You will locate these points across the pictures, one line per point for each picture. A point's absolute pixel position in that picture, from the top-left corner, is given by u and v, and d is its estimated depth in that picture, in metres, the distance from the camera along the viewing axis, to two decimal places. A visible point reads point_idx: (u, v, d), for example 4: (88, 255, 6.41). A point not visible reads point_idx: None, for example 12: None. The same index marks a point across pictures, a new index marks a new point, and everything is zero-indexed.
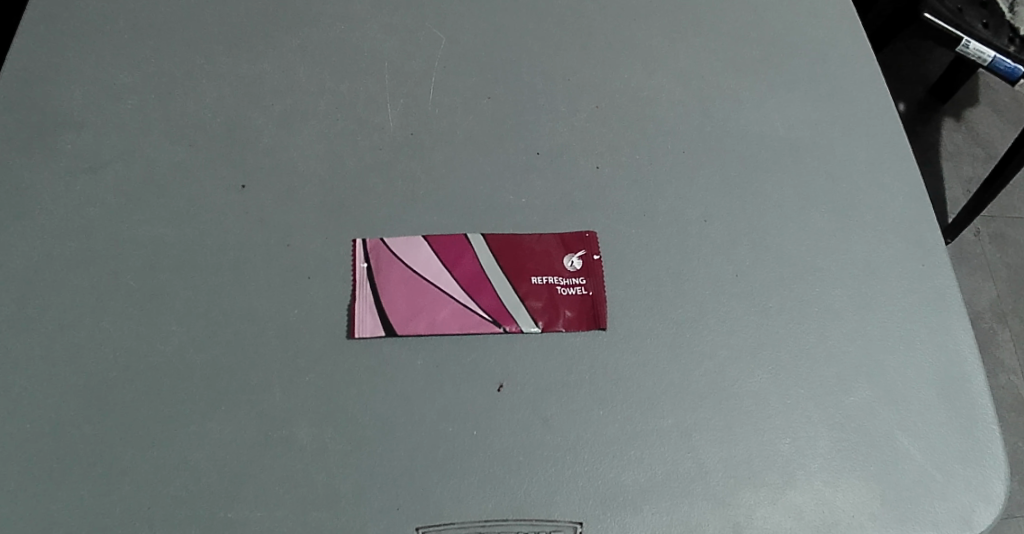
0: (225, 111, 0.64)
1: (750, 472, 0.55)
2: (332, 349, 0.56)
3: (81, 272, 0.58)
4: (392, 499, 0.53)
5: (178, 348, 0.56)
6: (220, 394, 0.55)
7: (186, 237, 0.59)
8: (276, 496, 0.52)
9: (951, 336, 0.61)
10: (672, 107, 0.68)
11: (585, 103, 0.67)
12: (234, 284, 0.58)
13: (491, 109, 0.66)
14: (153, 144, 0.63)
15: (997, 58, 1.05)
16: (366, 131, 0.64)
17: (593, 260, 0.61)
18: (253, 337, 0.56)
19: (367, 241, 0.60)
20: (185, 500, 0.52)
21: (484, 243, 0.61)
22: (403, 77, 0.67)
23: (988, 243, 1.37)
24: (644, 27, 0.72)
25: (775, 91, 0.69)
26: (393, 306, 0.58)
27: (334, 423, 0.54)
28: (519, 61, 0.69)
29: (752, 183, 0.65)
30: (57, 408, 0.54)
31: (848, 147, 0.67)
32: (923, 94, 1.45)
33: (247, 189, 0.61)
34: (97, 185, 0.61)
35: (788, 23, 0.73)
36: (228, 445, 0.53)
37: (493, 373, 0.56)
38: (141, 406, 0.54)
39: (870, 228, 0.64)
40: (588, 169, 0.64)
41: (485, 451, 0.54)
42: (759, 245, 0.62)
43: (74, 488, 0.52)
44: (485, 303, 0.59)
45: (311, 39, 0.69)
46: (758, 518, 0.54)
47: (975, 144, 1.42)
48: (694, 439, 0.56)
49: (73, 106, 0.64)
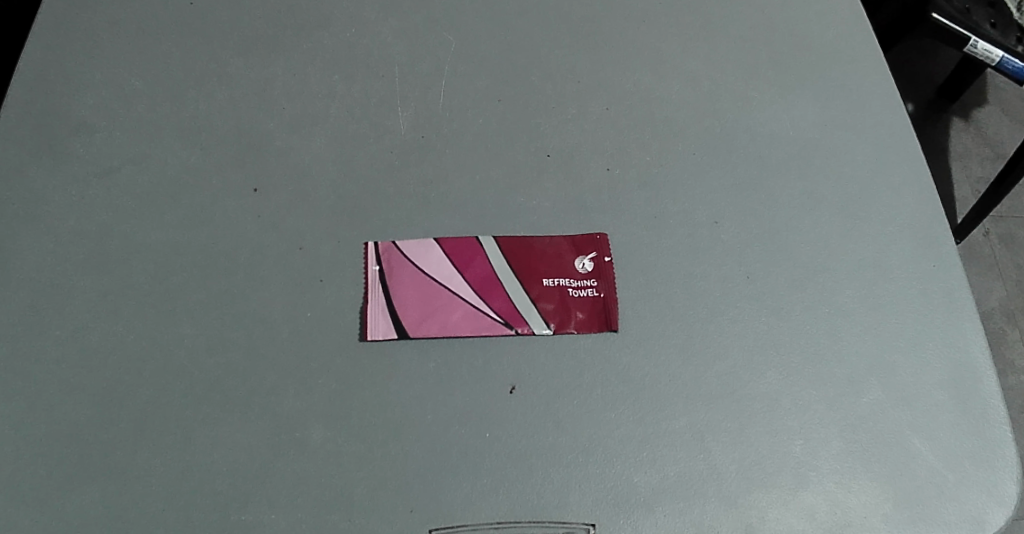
0: (236, 116, 0.65)
1: (762, 474, 0.55)
2: (345, 352, 0.57)
3: (95, 276, 0.58)
4: (406, 502, 0.53)
5: (192, 351, 0.56)
6: (233, 396, 0.55)
7: (199, 240, 0.60)
8: (290, 498, 0.53)
9: (963, 338, 0.60)
10: (682, 109, 0.68)
11: (595, 106, 0.67)
12: (246, 287, 0.58)
13: (501, 111, 0.66)
14: (166, 148, 0.63)
15: (1006, 58, 1.03)
16: (377, 134, 0.65)
17: (604, 262, 0.61)
18: (266, 339, 0.57)
19: (379, 244, 0.61)
20: (199, 501, 0.52)
21: (495, 245, 0.61)
22: (414, 79, 0.67)
23: (998, 242, 1.37)
24: (654, 28, 0.72)
25: (784, 93, 0.69)
26: (405, 308, 0.59)
27: (346, 426, 0.55)
28: (528, 63, 0.69)
29: (763, 184, 0.65)
30: (71, 411, 0.54)
31: (858, 148, 0.67)
32: (931, 93, 1.45)
33: (259, 192, 0.62)
34: (110, 189, 0.61)
35: (798, 24, 0.73)
36: (242, 447, 0.54)
37: (506, 376, 0.57)
38: (154, 409, 0.54)
39: (881, 229, 0.64)
40: (599, 171, 0.64)
41: (497, 453, 0.54)
42: (771, 246, 0.62)
43: (89, 490, 0.52)
44: (496, 306, 0.59)
45: (321, 43, 0.69)
46: (770, 519, 0.54)
47: (984, 144, 1.41)
48: (706, 440, 0.56)
49: (86, 111, 0.64)
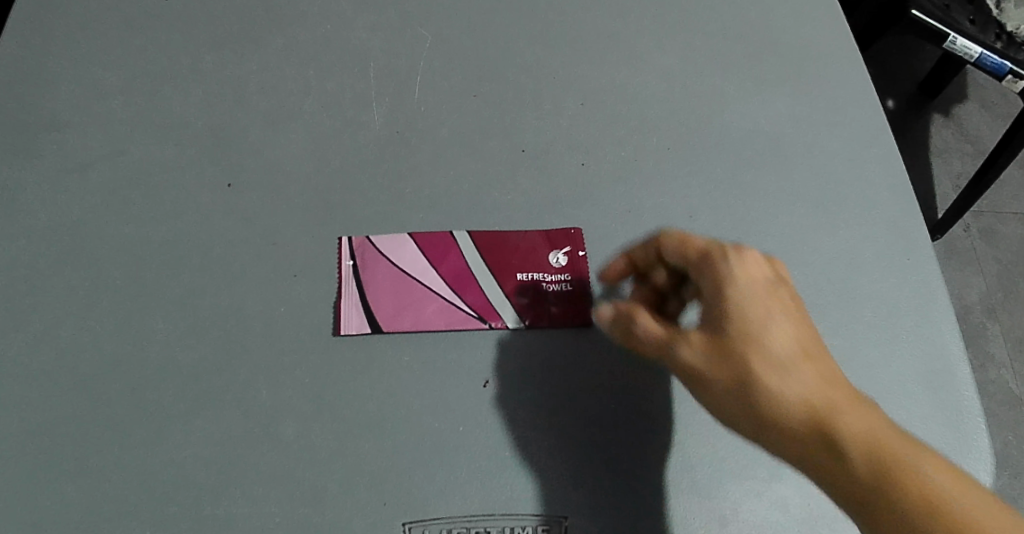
0: (211, 111, 0.65)
1: (736, 466, 0.55)
2: (319, 347, 0.57)
3: (68, 272, 0.58)
4: (380, 496, 0.53)
5: (166, 347, 0.56)
6: (207, 392, 0.55)
7: (174, 235, 0.60)
8: (264, 492, 0.53)
9: (938, 331, 0.61)
10: (658, 104, 0.68)
11: (571, 101, 0.68)
12: (221, 283, 0.58)
13: (477, 107, 0.66)
14: (141, 144, 0.63)
15: (985, 55, 1.06)
16: (353, 129, 0.65)
17: (578, 256, 0.61)
18: (240, 334, 0.57)
19: (353, 239, 0.60)
20: (172, 496, 0.52)
21: (469, 240, 0.61)
22: (390, 75, 0.67)
23: (979, 237, 1.38)
24: (630, 24, 0.72)
25: (760, 88, 0.70)
26: (379, 303, 0.59)
27: (321, 420, 0.55)
28: (504, 59, 0.69)
29: (737, 178, 0.65)
30: (44, 407, 0.54)
31: (832, 143, 0.68)
32: (913, 90, 1.46)
33: (233, 188, 0.62)
34: (84, 184, 0.61)
35: (773, 21, 0.73)
36: (215, 442, 0.54)
37: (480, 370, 0.57)
38: (128, 405, 0.54)
39: (854, 222, 0.64)
40: (575, 167, 0.65)
41: (471, 447, 0.54)
42: (745, 241, 0.63)
43: (62, 486, 0.52)
44: (470, 300, 0.59)
45: (298, 38, 0.69)
46: (744, 511, 0.54)
47: (964, 140, 1.43)
48: (680, 433, 0.56)
49: (60, 107, 0.64)
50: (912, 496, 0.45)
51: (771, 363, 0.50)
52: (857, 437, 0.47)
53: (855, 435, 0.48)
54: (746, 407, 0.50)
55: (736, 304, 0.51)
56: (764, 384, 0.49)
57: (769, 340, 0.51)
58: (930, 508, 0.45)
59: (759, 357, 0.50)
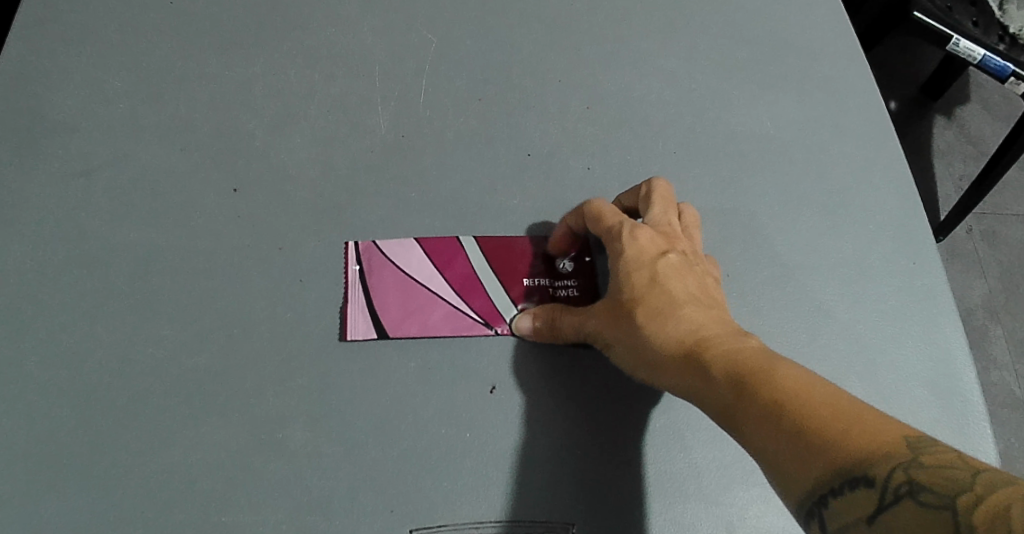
0: (215, 115, 0.64)
1: (743, 472, 0.56)
2: (325, 353, 0.57)
3: (74, 277, 0.58)
4: (387, 502, 0.53)
5: (171, 352, 0.56)
6: (213, 397, 0.55)
7: (179, 240, 0.59)
8: (270, 499, 0.52)
9: (944, 335, 0.61)
10: (663, 108, 0.68)
11: (577, 105, 0.67)
12: (226, 288, 0.58)
13: (482, 111, 0.66)
14: (146, 148, 0.63)
15: (988, 57, 1.05)
16: (358, 133, 0.64)
17: (584, 262, 0.62)
18: (246, 340, 0.56)
19: (359, 244, 0.60)
20: (179, 503, 0.52)
21: (475, 245, 0.61)
22: (394, 78, 0.67)
23: (980, 239, 1.38)
24: (635, 27, 0.72)
25: (765, 92, 0.70)
26: (385, 308, 0.58)
27: (327, 426, 0.54)
28: (509, 62, 0.69)
29: (743, 182, 0.65)
30: (50, 413, 0.54)
31: (838, 146, 0.68)
32: (915, 92, 1.46)
33: (238, 192, 0.61)
34: (90, 189, 0.61)
35: (778, 24, 0.73)
36: (221, 448, 0.53)
37: (486, 376, 0.57)
38: (134, 410, 0.54)
39: (860, 227, 0.64)
40: (580, 171, 0.65)
41: (478, 453, 0.54)
42: (751, 245, 0.63)
43: (68, 492, 0.52)
44: (476, 305, 0.59)
45: (304, 42, 0.69)
46: (750, 516, 0.55)
47: (966, 142, 1.43)
48: (687, 438, 0.56)
49: (65, 111, 0.64)
50: (791, 407, 0.44)
51: (650, 313, 0.52)
52: (733, 366, 0.48)
53: (736, 365, 0.48)
54: (646, 361, 0.53)
55: (620, 270, 0.55)
56: (645, 336, 0.52)
57: (658, 296, 0.53)
58: (811, 433, 0.43)
59: (639, 310, 0.53)
